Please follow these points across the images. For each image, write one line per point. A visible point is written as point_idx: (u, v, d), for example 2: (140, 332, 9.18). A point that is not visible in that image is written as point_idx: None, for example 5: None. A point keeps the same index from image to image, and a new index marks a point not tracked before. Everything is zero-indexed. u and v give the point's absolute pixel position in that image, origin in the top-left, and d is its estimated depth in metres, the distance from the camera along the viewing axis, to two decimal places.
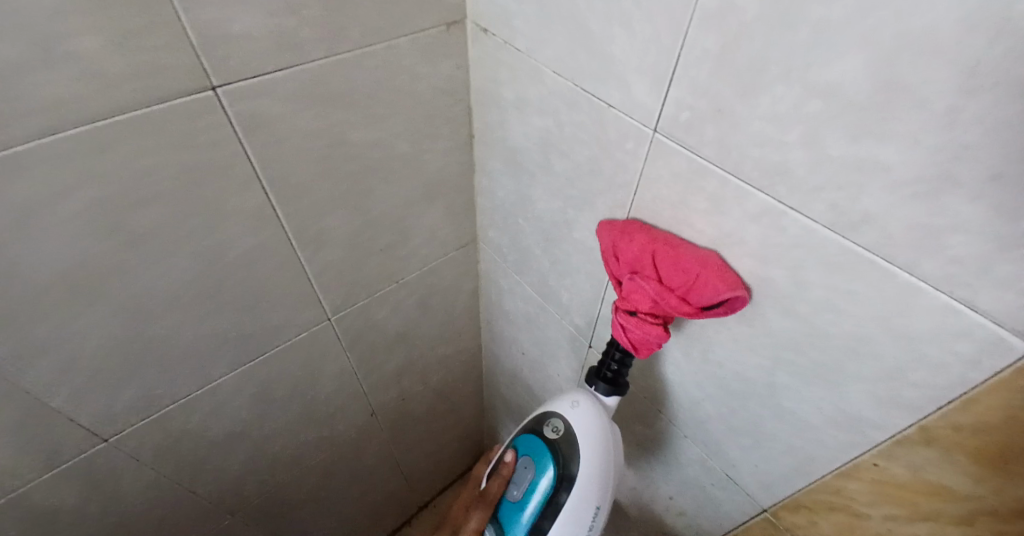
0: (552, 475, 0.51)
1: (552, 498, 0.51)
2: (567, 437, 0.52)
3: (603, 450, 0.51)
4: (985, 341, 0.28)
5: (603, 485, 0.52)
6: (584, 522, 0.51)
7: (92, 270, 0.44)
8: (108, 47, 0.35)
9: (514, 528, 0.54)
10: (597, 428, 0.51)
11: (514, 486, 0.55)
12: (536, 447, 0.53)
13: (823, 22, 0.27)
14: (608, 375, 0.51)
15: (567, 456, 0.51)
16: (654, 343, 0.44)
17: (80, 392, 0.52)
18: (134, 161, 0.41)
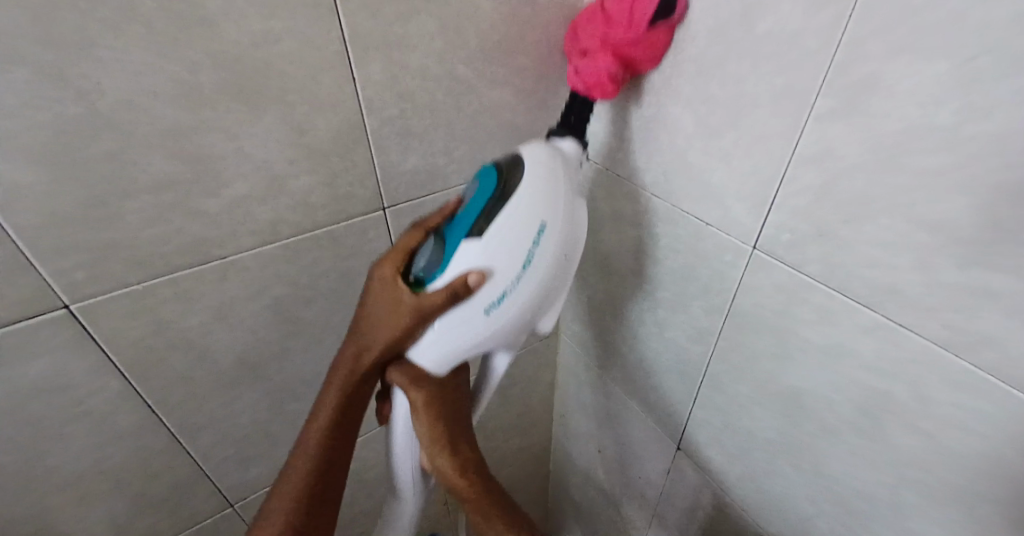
0: (492, 189, 0.40)
1: (490, 204, 0.40)
2: (515, 160, 0.41)
3: (555, 179, 0.41)
4: None
5: (553, 202, 0.40)
6: (523, 247, 0.40)
7: (259, 355, 0.52)
8: (315, 182, 0.44)
9: (448, 240, 0.40)
10: (548, 154, 0.41)
11: (457, 205, 0.43)
12: (484, 172, 0.41)
13: (925, 167, 0.31)
14: (569, 119, 0.47)
15: (510, 175, 0.40)
16: (606, 77, 0.44)
17: (222, 462, 0.58)
18: (312, 267, 0.49)
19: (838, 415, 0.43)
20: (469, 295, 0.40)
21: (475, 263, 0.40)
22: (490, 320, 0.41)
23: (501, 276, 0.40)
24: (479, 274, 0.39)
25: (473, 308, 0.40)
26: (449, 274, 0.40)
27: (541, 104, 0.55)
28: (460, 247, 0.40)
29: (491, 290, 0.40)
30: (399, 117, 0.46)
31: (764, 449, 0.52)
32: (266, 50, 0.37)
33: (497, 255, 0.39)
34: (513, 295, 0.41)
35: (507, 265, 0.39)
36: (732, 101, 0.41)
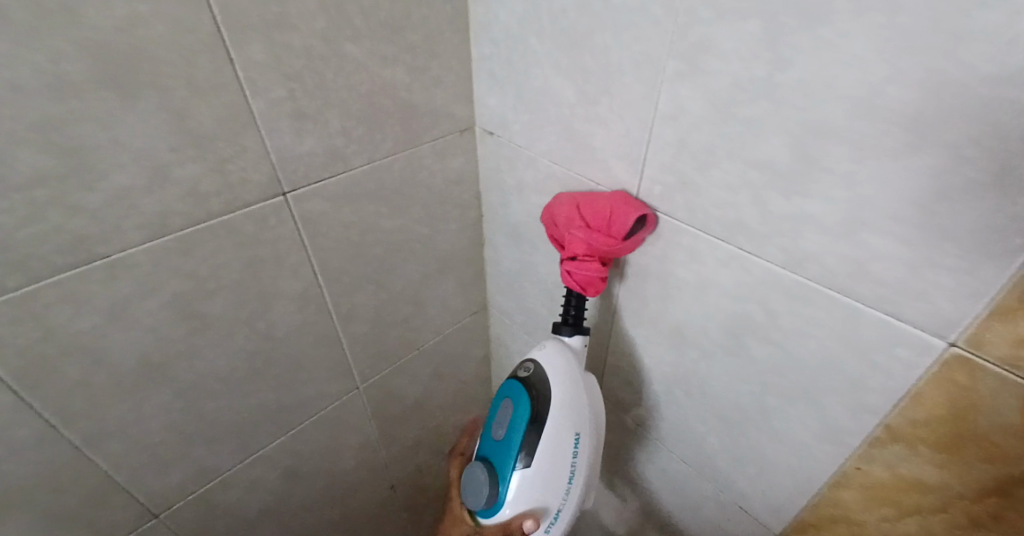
0: (527, 413, 0.50)
1: (530, 430, 0.49)
2: (537, 372, 0.52)
3: (573, 373, 0.51)
4: (917, 346, 0.35)
5: (580, 409, 0.51)
6: (566, 455, 0.50)
7: (165, 354, 0.51)
8: (205, 170, 0.44)
9: (501, 472, 0.50)
10: (564, 358, 0.52)
11: (498, 428, 0.53)
12: (511, 388, 0.53)
13: (750, 117, 0.37)
14: (570, 316, 0.54)
15: (538, 385, 0.51)
16: (596, 278, 0.49)
17: (138, 470, 0.56)
18: (212, 257, 0.49)
19: (713, 341, 0.49)
20: (522, 533, 0.50)
21: (530, 510, 0.49)
22: (551, 535, 0.51)
23: (549, 498, 0.49)
24: (532, 515, 0.49)
25: (537, 532, 0.51)
26: (508, 511, 0.50)
27: (435, 82, 0.57)
28: (514, 479, 0.49)
29: (543, 525, 0.50)
30: (289, 98, 0.46)
31: (663, 382, 0.58)
32: (134, 36, 0.37)
33: (546, 492, 0.49)
34: (564, 502, 0.50)
35: (556, 489, 0.50)
36: (602, 71, 0.45)
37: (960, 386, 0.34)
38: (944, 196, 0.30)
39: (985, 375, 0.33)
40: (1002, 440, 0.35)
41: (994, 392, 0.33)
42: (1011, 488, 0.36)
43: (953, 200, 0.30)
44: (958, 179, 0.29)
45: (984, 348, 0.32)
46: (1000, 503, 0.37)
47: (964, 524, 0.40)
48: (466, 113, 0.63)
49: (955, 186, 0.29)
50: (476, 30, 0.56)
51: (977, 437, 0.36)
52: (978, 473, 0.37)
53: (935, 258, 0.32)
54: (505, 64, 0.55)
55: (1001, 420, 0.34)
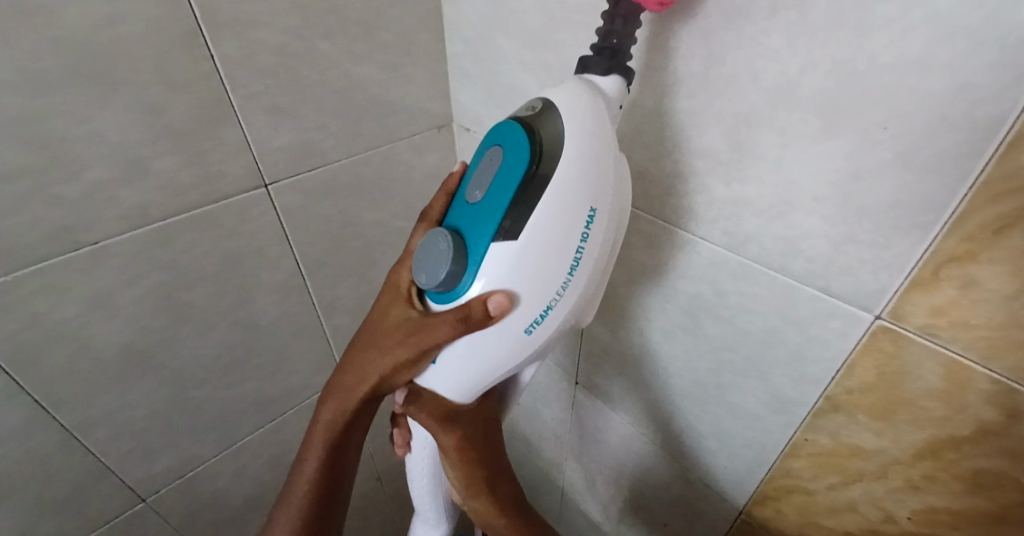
0: (523, 169, 0.35)
1: (522, 192, 0.34)
2: (543, 110, 0.36)
3: (595, 115, 0.35)
4: (845, 317, 0.38)
5: (600, 176, 0.35)
6: (569, 237, 0.35)
7: (149, 342, 0.53)
8: (183, 163, 0.46)
9: (472, 242, 0.36)
10: (586, 101, 0.35)
11: (475, 190, 0.38)
12: (505, 130, 0.37)
13: (690, 108, 0.40)
14: (610, 39, 0.35)
15: (542, 130, 0.35)
16: None
17: (125, 456, 0.58)
18: (193, 248, 0.51)
19: (673, 322, 0.52)
20: (487, 323, 0.36)
21: (500, 287, 0.36)
22: (531, 339, 0.38)
23: (536, 292, 0.36)
24: (502, 297, 0.35)
25: (514, 329, 0.37)
26: (471, 293, 0.36)
27: (410, 79, 0.59)
28: (489, 252, 0.35)
29: (517, 311, 0.36)
30: (264, 94, 0.48)
31: (632, 364, 0.61)
32: (112, 35, 0.39)
33: (529, 279, 0.35)
34: (557, 303, 0.37)
35: (543, 289, 0.36)
36: (562, 65, 0.48)
37: (887, 353, 0.37)
38: (859, 177, 0.33)
39: (908, 343, 0.35)
40: (928, 404, 0.36)
41: (919, 358, 0.35)
42: (939, 450, 0.37)
43: (866, 181, 0.33)
44: (870, 161, 0.32)
45: (904, 318, 0.35)
46: (932, 466, 0.39)
47: (902, 487, 0.42)
48: (442, 110, 0.65)
49: (867, 167, 0.32)
50: (449, 28, 0.58)
51: (907, 401, 0.37)
52: (910, 436, 0.39)
53: (855, 235, 0.35)
54: (476, 61, 0.58)
55: (925, 384, 0.36)
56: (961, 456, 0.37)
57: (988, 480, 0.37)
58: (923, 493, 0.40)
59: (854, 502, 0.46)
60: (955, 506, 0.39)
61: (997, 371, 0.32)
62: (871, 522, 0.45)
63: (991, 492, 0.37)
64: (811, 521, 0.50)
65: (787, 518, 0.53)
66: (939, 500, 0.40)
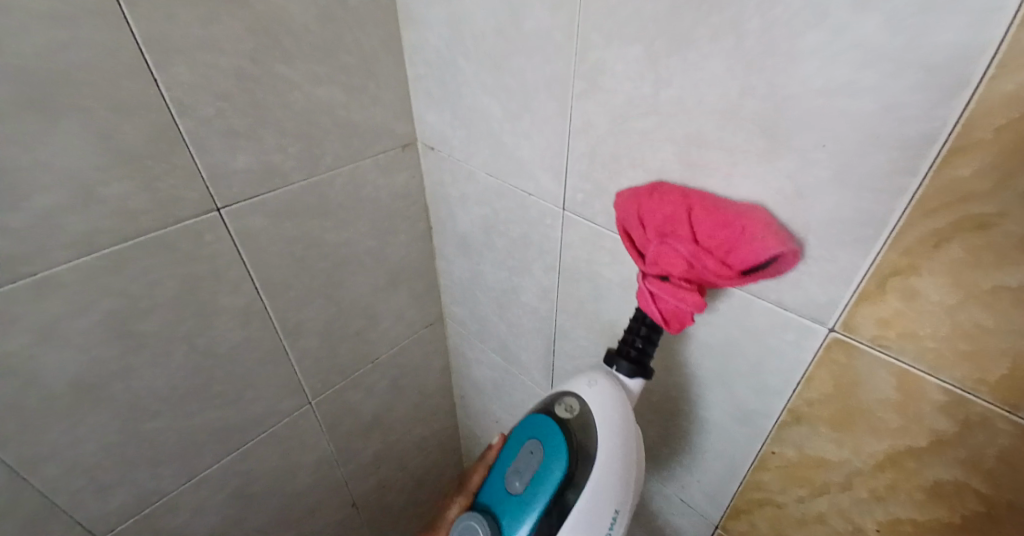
0: (561, 474, 0.43)
1: (558, 498, 0.43)
2: (581, 414, 0.45)
3: (624, 428, 0.44)
4: (800, 330, 0.38)
5: (623, 479, 0.43)
6: (598, 531, 0.42)
7: (100, 374, 0.51)
8: (133, 188, 0.45)
9: (506, 524, 0.45)
10: (619, 405, 0.44)
11: (515, 480, 0.46)
12: (544, 427, 0.46)
13: (644, 127, 0.40)
14: (632, 352, 0.45)
15: (579, 432, 0.45)
16: (687, 318, 0.39)
17: (77, 493, 0.55)
18: (145, 275, 0.49)
19: None
20: None
21: None
22: None
23: None
24: None
25: None
26: None
27: (373, 100, 0.59)
28: (520, 534, 0.44)
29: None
30: (218, 117, 0.47)
31: None
32: (53, 60, 0.38)
33: None
34: None
35: None
36: (522, 87, 0.49)
37: (841, 364, 0.37)
38: (800, 195, 0.34)
39: (860, 354, 0.36)
40: (883, 413, 0.37)
41: (870, 368, 0.36)
42: (898, 459, 0.38)
43: (807, 198, 0.34)
44: (809, 180, 0.33)
45: (857, 329, 0.35)
46: (893, 475, 0.39)
47: (867, 498, 0.41)
48: (407, 129, 0.65)
49: (807, 185, 0.33)
50: (410, 49, 0.58)
51: (865, 411, 0.38)
52: (870, 446, 0.39)
53: (802, 250, 0.35)
54: (439, 82, 0.58)
55: (879, 395, 0.36)
56: (920, 465, 0.37)
57: (948, 489, 0.36)
58: (887, 504, 0.40)
59: (822, 515, 0.45)
60: (919, 516, 0.39)
61: (946, 379, 0.33)
62: None
63: (952, 501, 0.36)
64: None
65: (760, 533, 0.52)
66: (904, 511, 0.39)
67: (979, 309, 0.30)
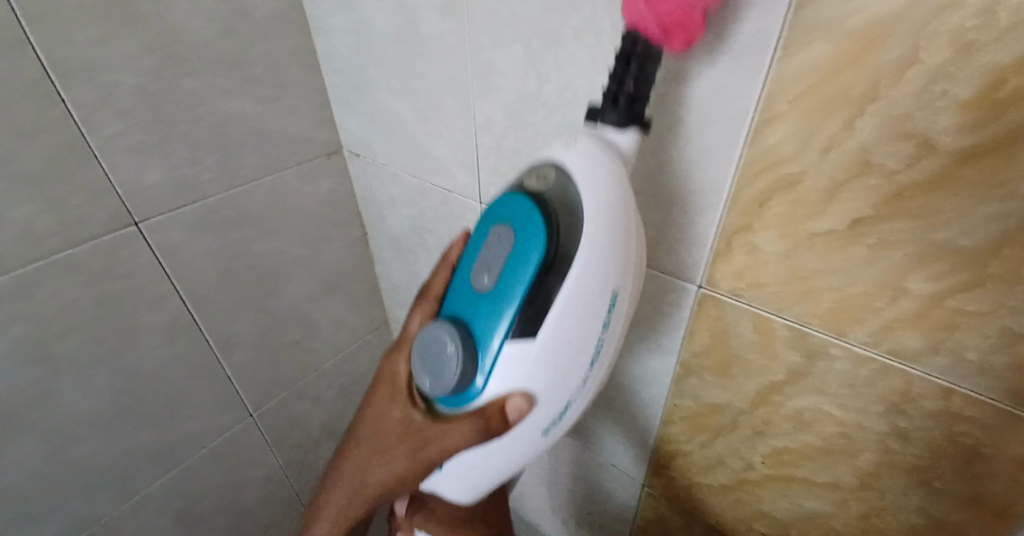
0: (541, 254, 0.33)
1: (540, 284, 0.33)
2: (558, 181, 0.34)
3: (619, 200, 0.33)
4: (678, 292, 0.44)
5: (620, 257, 0.33)
6: (597, 319, 0.33)
7: (18, 398, 0.51)
8: (40, 209, 0.46)
9: (479, 337, 0.35)
10: (605, 164, 0.33)
11: (483, 274, 0.36)
12: (516, 204, 0.35)
13: (535, 122, 0.45)
14: (621, 92, 0.32)
15: (557, 205, 0.34)
16: (692, 13, 0.29)
17: (6, 520, 0.55)
18: (59, 294, 0.50)
19: None
20: (503, 426, 0.36)
21: (514, 383, 0.35)
22: (549, 436, 0.38)
23: (553, 386, 0.34)
24: (521, 400, 0.35)
25: (532, 429, 0.36)
26: (488, 394, 0.35)
27: (289, 110, 0.61)
28: (506, 351, 0.34)
29: (540, 410, 0.35)
30: (125, 134, 0.49)
31: None
32: None
33: (548, 379, 0.34)
34: (585, 388, 0.36)
35: (564, 385, 0.35)
36: (426, 91, 0.53)
37: (711, 316, 0.43)
38: (659, 171, 0.39)
39: (724, 304, 0.41)
40: (748, 355, 0.42)
41: (737, 317, 0.41)
42: (767, 395, 0.43)
43: (664, 174, 0.39)
44: (662, 157, 0.39)
45: (718, 283, 0.41)
46: (767, 411, 0.44)
47: (750, 434, 0.46)
48: (329, 137, 0.66)
49: (663, 162, 0.39)
50: (324, 62, 0.61)
51: (737, 356, 0.43)
52: (745, 386, 0.44)
53: (669, 219, 0.41)
54: (353, 91, 0.61)
55: (745, 339, 0.42)
56: (784, 397, 0.42)
57: (809, 417, 0.41)
58: (767, 436, 0.45)
59: (721, 456, 0.50)
60: (793, 444, 0.43)
61: (790, 317, 0.38)
62: (737, 472, 0.50)
63: (816, 427, 0.41)
64: (695, 481, 0.54)
65: (677, 482, 0.56)
66: (781, 441, 0.44)
67: (805, 254, 0.35)
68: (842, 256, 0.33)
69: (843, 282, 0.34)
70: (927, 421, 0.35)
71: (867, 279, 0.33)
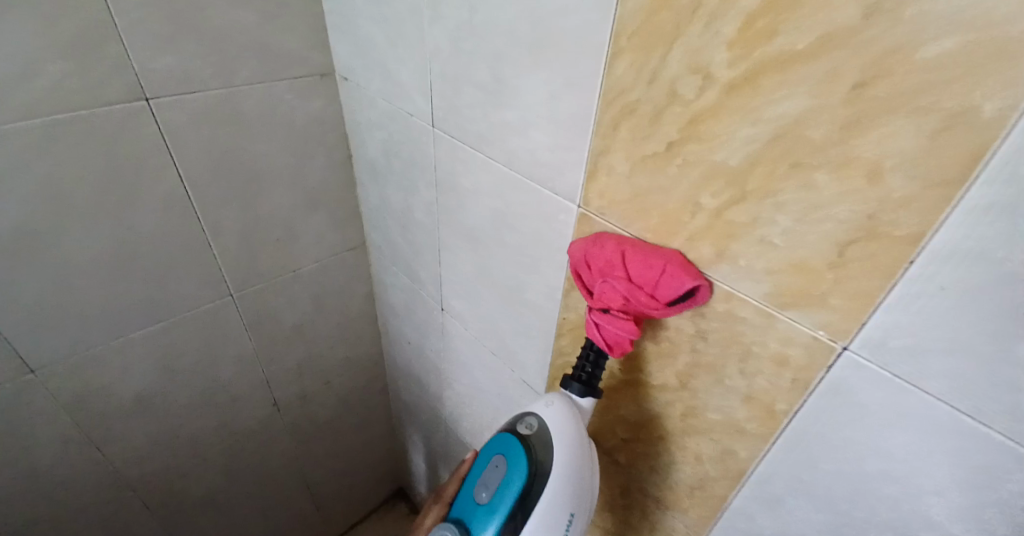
0: (524, 479, 0.46)
1: (522, 503, 0.45)
2: (540, 432, 0.48)
3: (578, 436, 0.47)
4: (567, 213, 0.51)
5: (579, 488, 0.46)
6: (561, 525, 0.44)
7: (36, 223, 0.63)
8: (70, 70, 0.58)
9: (474, 531, 0.47)
10: (567, 422, 0.47)
11: (483, 491, 0.49)
12: (508, 444, 0.49)
13: (468, 50, 0.53)
14: (582, 374, 0.49)
15: (538, 446, 0.47)
16: (626, 343, 0.44)
17: (16, 327, 0.68)
18: (78, 144, 0.62)
19: (486, 236, 0.65)
20: None
21: None
22: None
23: None
24: None
25: None
26: None
27: (287, 28, 0.71)
28: None
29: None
30: (145, 21, 0.60)
31: (471, 279, 0.74)
32: None
33: None
34: None
35: None
36: (394, 21, 0.61)
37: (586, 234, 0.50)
38: (553, 98, 0.47)
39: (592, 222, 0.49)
40: None
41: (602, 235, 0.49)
42: None
43: (556, 101, 0.46)
44: (554, 86, 0.46)
45: (590, 203, 0.48)
46: None
47: None
48: (322, 59, 0.76)
49: (555, 90, 0.46)
50: None
51: None
52: None
53: (559, 144, 0.48)
54: (342, 19, 0.70)
55: None
56: None
57: (646, 324, 0.49)
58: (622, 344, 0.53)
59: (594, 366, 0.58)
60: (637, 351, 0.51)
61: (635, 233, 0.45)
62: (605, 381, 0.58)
63: (649, 333, 0.49)
64: None
65: None
66: (630, 348, 0.52)
67: (644, 174, 0.42)
68: (662, 175, 0.41)
69: (666, 197, 0.42)
70: (719, 323, 0.42)
71: (677, 196, 0.41)
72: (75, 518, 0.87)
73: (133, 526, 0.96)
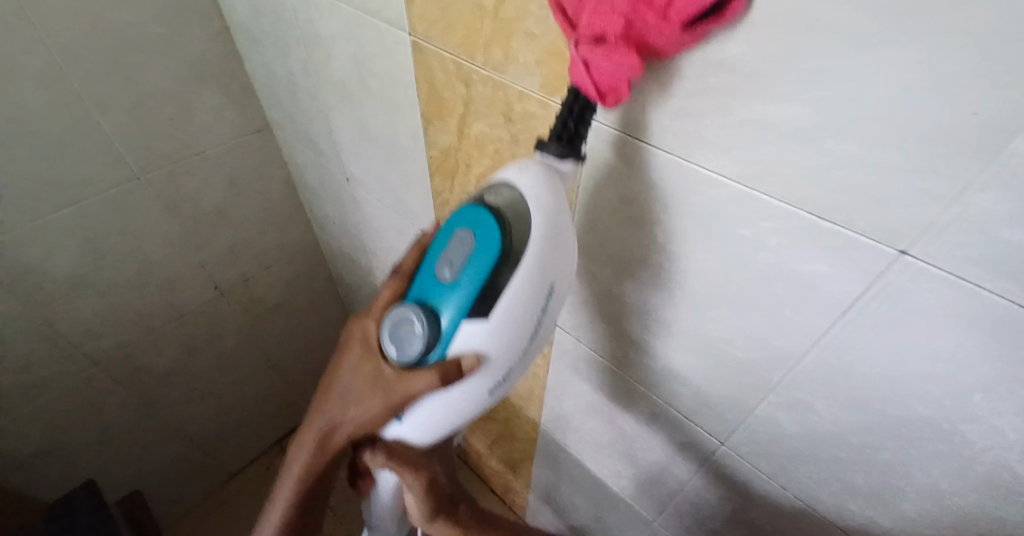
0: (495, 250, 0.38)
1: (493, 277, 0.39)
2: (514, 197, 0.39)
3: (558, 200, 0.38)
4: (402, 43, 0.57)
5: (559, 268, 0.40)
6: (540, 303, 0.39)
7: None
8: None
9: (437, 306, 0.40)
10: (550, 182, 0.38)
11: (446, 267, 0.41)
12: (475, 214, 0.40)
13: None
14: (564, 131, 0.39)
15: (511, 217, 0.39)
16: (624, 84, 0.35)
17: None
18: None
19: (356, 87, 0.70)
20: (460, 378, 0.40)
21: (472, 348, 0.39)
22: (494, 395, 0.43)
23: (500, 356, 0.40)
24: (473, 360, 0.39)
25: (480, 389, 0.41)
26: (451, 352, 0.40)
27: None
28: (462, 329, 0.39)
29: (487, 370, 0.40)
30: None
31: (358, 136, 0.78)
32: None
33: (495, 352, 0.39)
34: (519, 365, 0.42)
35: (505, 346, 0.39)
36: None
37: (421, 64, 0.57)
38: None
39: (422, 50, 0.55)
40: (444, 96, 0.57)
41: (431, 63, 0.55)
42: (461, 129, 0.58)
43: None
44: None
45: (416, 30, 0.54)
46: (466, 145, 0.60)
47: (464, 171, 0.63)
48: None
49: None
50: None
51: (439, 100, 0.58)
52: (450, 126, 0.60)
53: None
54: None
55: (439, 80, 0.56)
56: (469, 128, 0.58)
57: (482, 142, 0.58)
58: (471, 167, 0.62)
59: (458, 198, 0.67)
60: (482, 170, 0.60)
61: (452, 54, 0.52)
62: None
63: (485, 150, 0.58)
64: None
65: None
66: (477, 169, 0.61)
67: None
68: None
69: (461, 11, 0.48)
70: (520, 124, 0.51)
71: (466, 6, 0.47)
72: (38, 392, 0.94)
73: (102, 401, 1.04)
